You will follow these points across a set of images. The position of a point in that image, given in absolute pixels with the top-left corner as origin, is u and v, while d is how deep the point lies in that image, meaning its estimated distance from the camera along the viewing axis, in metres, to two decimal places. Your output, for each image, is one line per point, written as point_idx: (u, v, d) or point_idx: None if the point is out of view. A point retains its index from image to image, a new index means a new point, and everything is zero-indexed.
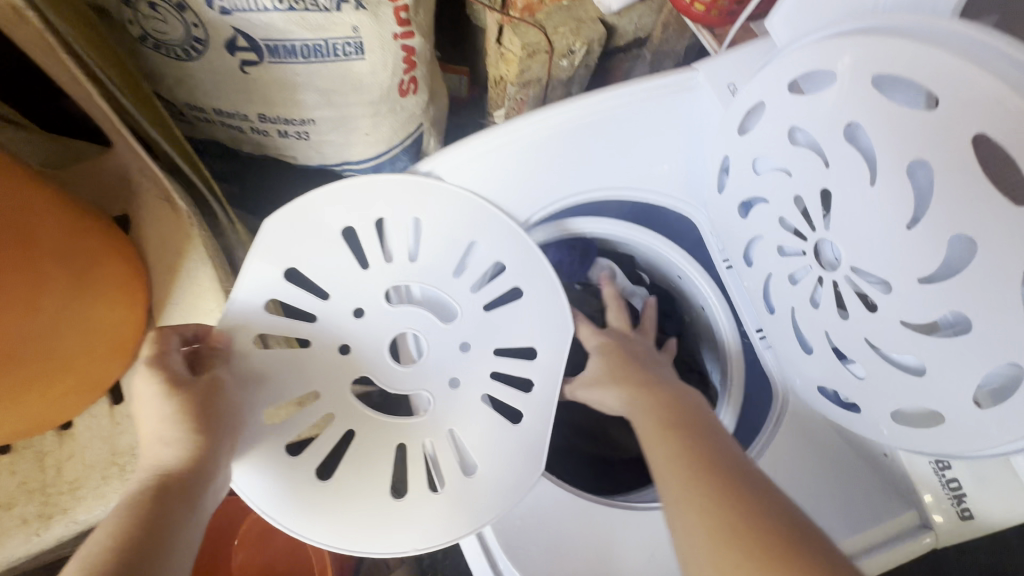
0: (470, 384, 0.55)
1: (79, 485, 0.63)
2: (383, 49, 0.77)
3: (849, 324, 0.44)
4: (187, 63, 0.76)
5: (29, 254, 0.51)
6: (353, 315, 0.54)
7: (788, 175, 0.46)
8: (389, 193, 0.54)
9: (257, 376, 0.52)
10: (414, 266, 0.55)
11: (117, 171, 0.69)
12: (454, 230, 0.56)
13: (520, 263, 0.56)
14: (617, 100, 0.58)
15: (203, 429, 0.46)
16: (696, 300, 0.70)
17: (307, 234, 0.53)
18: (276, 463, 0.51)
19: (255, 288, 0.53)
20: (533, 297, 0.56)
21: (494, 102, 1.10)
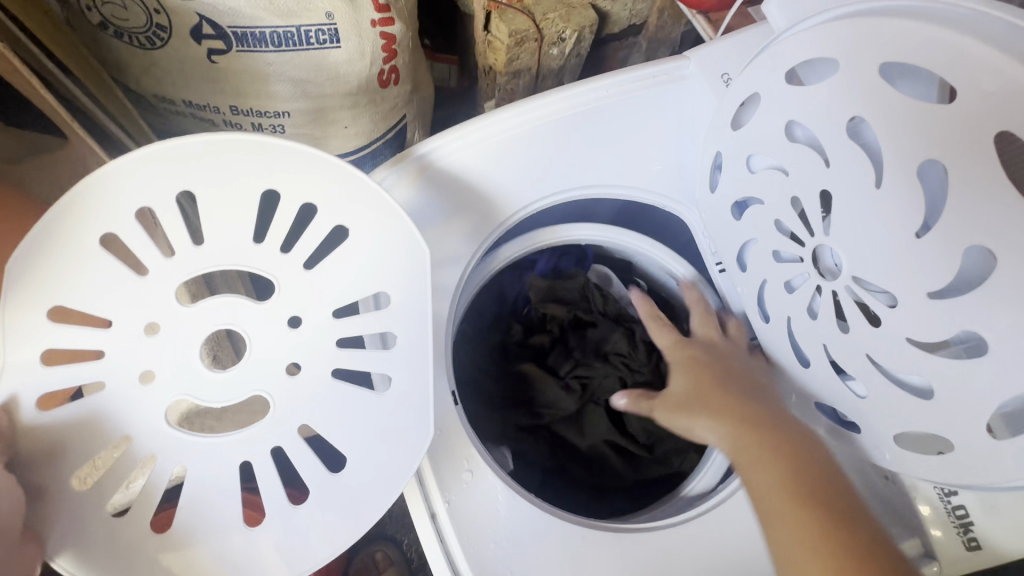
0: (310, 367, 0.45)
1: None
2: (360, 36, 0.73)
3: (850, 338, 0.40)
4: (152, 52, 0.72)
5: None
6: (146, 333, 0.43)
7: (785, 174, 0.42)
8: (151, 180, 0.41)
9: (46, 450, 0.42)
10: (217, 250, 0.43)
11: (75, 167, 0.65)
12: (241, 194, 0.43)
13: (326, 194, 0.44)
14: (602, 92, 0.54)
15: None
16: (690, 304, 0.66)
17: (63, 262, 0.41)
18: (91, 532, 0.42)
19: (32, 343, 0.41)
20: (380, 271, 0.46)
21: (483, 92, 1.05)
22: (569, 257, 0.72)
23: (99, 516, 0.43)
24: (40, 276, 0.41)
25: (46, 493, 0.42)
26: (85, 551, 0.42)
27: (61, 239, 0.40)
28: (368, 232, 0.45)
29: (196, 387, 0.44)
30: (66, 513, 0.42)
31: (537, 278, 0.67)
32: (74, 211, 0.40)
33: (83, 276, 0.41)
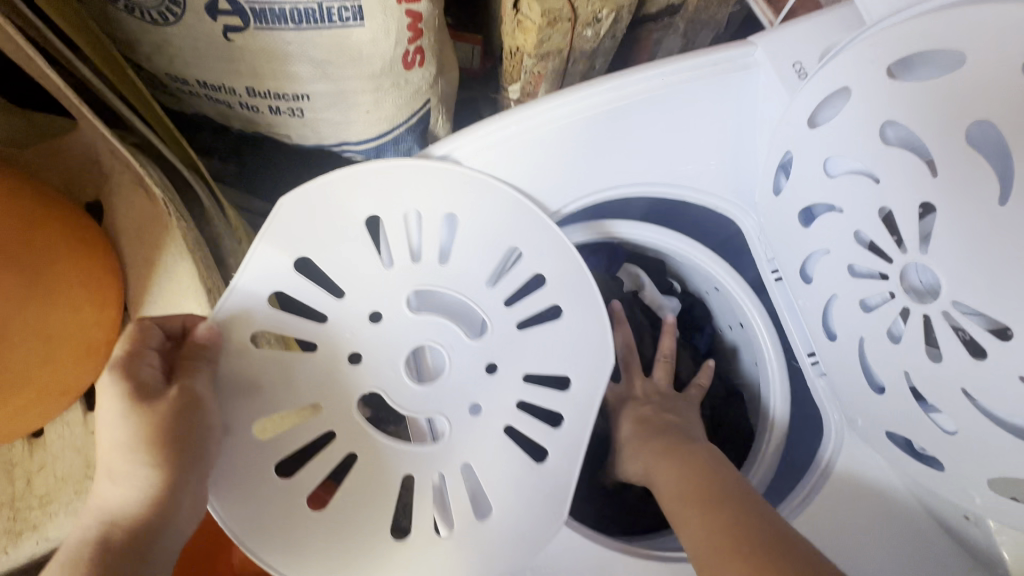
0: (478, 358, 0.52)
1: (50, 500, 0.58)
2: (385, 14, 0.67)
3: (944, 370, 0.36)
4: (164, 28, 0.68)
5: None
6: (369, 319, 0.50)
7: (875, 182, 0.37)
8: (419, 182, 0.50)
9: (248, 386, 0.49)
10: (445, 268, 0.50)
11: (85, 152, 0.62)
12: (491, 231, 0.51)
13: (545, 247, 0.52)
14: (660, 80, 0.50)
15: (162, 459, 0.45)
16: (736, 315, 0.62)
17: (315, 217, 0.49)
18: (261, 488, 0.49)
19: (258, 277, 0.49)
20: (575, 317, 0.53)
21: (509, 75, 0.99)
22: (601, 253, 0.67)
23: (264, 469, 0.49)
24: (292, 230, 0.49)
25: (234, 431, 0.49)
26: (240, 498, 0.49)
27: (336, 203, 0.49)
28: (570, 288, 0.53)
29: (387, 385, 0.50)
30: (247, 457, 0.49)
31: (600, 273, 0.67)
32: (367, 188, 0.49)
33: (332, 237, 0.49)
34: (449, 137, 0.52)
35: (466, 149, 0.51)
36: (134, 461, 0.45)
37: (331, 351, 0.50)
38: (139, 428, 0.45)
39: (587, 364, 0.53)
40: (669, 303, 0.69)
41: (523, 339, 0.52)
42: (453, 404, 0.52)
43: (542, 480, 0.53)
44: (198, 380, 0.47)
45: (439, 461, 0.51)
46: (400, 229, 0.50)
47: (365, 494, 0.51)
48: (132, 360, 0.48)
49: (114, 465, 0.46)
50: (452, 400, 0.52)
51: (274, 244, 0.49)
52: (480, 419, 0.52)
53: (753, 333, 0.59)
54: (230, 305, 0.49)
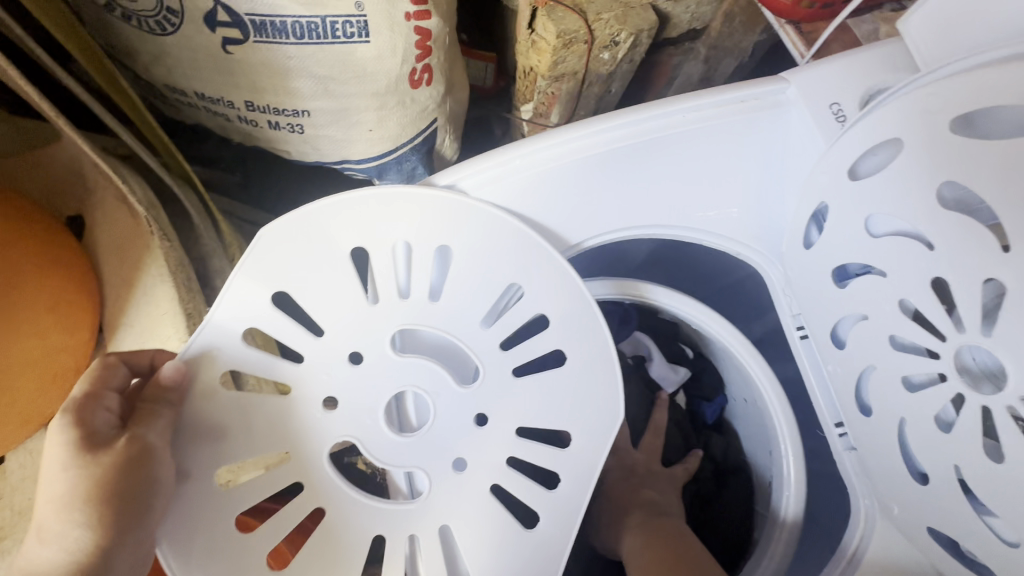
0: (467, 409, 0.47)
1: (4, 536, 0.54)
2: (391, 31, 0.65)
3: (1004, 471, 0.31)
4: (161, 38, 0.65)
5: None
6: (350, 360, 0.46)
7: (928, 248, 0.32)
8: (415, 215, 0.46)
9: (214, 431, 0.45)
10: (435, 306, 0.47)
11: (69, 164, 0.59)
12: (486, 269, 0.47)
13: (547, 287, 0.48)
14: (680, 116, 0.46)
15: (101, 517, 0.41)
16: (744, 389, 0.58)
17: (301, 247, 0.45)
18: (218, 542, 0.44)
19: (236, 312, 0.45)
20: (578, 368, 0.48)
21: (521, 96, 0.96)
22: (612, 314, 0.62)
23: (224, 519, 0.45)
24: (275, 264, 0.45)
25: (194, 479, 0.45)
26: (194, 551, 0.44)
27: (321, 237, 0.45)
28: (573, 335, 0.48)
29: (371, 437, 0.46)
30: (204, 504, 0.44)
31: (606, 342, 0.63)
32: (351, 218, 0.45)
33: (311, 271, 0.45)
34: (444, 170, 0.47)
35: (466, 180, 0.47)
36: (68, 520, 0.40)
37: (309, 396, 0.46)
38: (81, 481, 0.41)
39: (586, 425, 0.48)
40: (676, 376, 0.64)
41: (513, 391, 0.48)
42: (439, 459, 0.47)
43: (534, 546, 0.48)
44: (154, 429, 0.43)
45: (417, 524, 0.47)
46: (390, 264, 0.46)
47: (336, 556, 0.46)
48: (87, 403, 0.43)
49: (47, 522, 0.41)
50: (439, 454, 0.47)
51: (253, 280, 0.45)
52: (468, 477, 0.47)
53: (766, 411, 0.54)
54: (200, 343, 0.45)
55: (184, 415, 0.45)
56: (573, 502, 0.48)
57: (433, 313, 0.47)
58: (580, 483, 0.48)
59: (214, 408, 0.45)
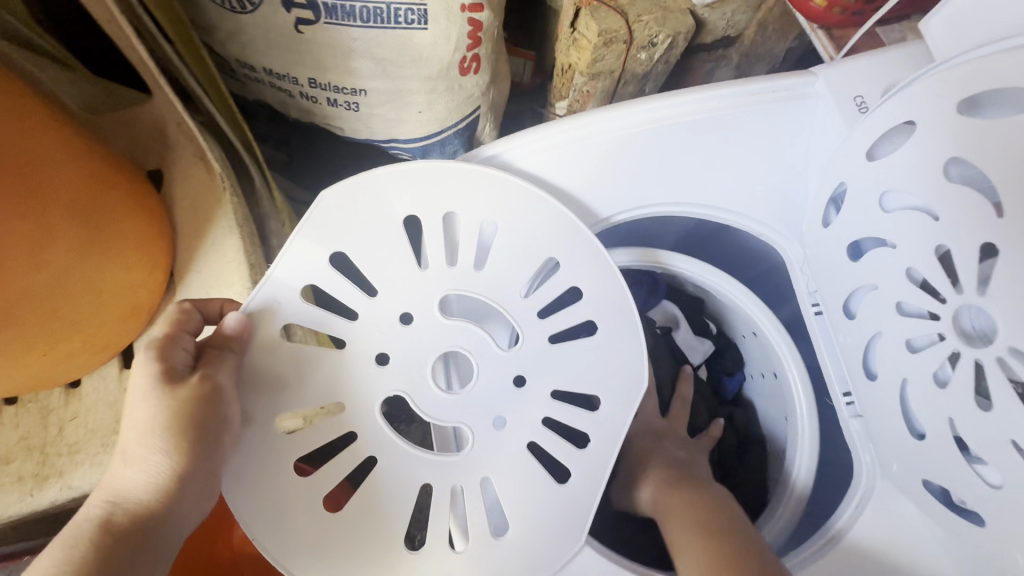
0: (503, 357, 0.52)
1: (78, 449, 0.59)
2: (448, 21, 0.71)
3: (992, 420, 0.35)
4: (240, 16, 0.71)
5: (44, 204, 0.45)
6: (400, 321, 0.51)
7: (933, 219, 0.36)
8: (465, 192, 0.51)
9: (275, 376, 0.50)
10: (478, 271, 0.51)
11: (153, 123, 0.66)
12: (529, 248, 0.51)
13: (583, 266, 0.52)
14: (715, 103, 0.50)
15: (179, 445, 0.46)
16: (769, 363, 0.61)
17: (361, 214, 0.50)
18: (274, 482, 0.49)
19: (295, 269, 0.50)
20: (608, 333, 0.53)
21: (557, 92, 1.02)
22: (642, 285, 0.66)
23: (281, 463, 0.50)
24: (335, 225, 0.50)
25: (256, 421, 0.50)
26: (254, 489, 0.49)
27: (379, 202, 0.51)
28: (603, 306, 0.53)
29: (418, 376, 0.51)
30: (263, 447, 0.50)
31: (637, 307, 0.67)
32: (406, 190, 0.51)
33: (373, 225, 0.50)
34: (500, 138, 0.52)
35: (517, 150, 0.52)
36: (151, 446, 0.46)
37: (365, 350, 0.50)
38: (161, 410, 0.46)
39: (614, 384, 0.53)
40: (700, 346, 0.69)
41: (546, 352, 0.52)
42: (482, 420, 0.51)
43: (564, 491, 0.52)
44: (222, 370, 0.48)
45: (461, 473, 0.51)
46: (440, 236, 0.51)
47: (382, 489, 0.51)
48: (166, 343, 0.49)
49: (129, 447, 0.47)
50: (480, 400, 0.52)
51: (314, 240, 0.50)
52: (505, 439, 0.52)
53: (788, 386, 0.57)
54: (262, 298, 0.50)
55: (246, 359, 0.50)
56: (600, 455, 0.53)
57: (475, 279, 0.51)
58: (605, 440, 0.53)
59: (275, 356, 0.50)
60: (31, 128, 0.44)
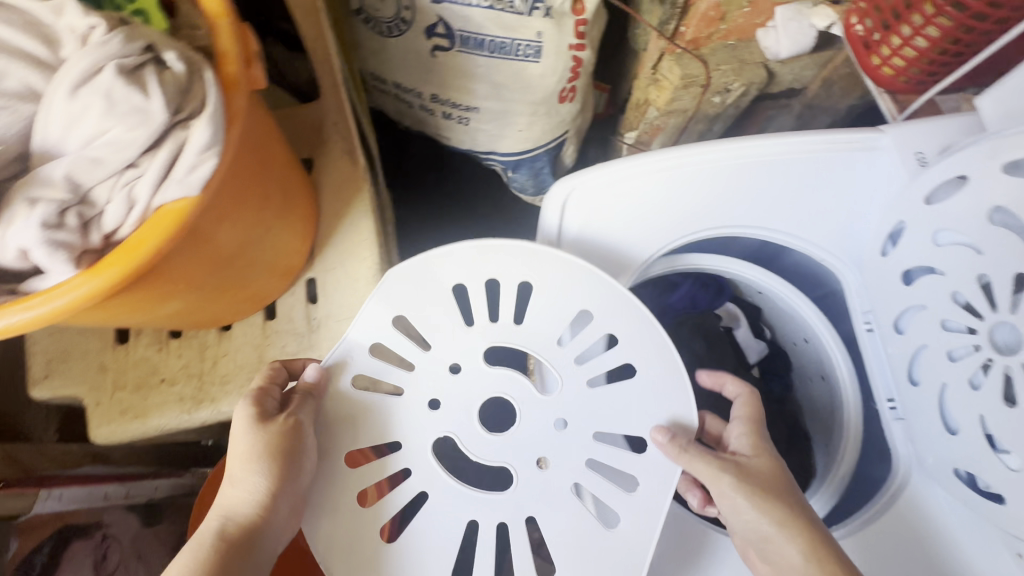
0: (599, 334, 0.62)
1: (229, 381, 0.72)
2: (557, 56, 0.84)
3: (1015, 414, 0.44)
4: (387, 38, 0.85)
5: (269, 186, 0.56)
6: (450, 370, 0.61)
7: (977, 254, 0.46)
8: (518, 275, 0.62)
9: (348, 419, 0.60)
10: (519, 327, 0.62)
11: (314, 120, 0.79)
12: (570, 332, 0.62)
13: (630, 343, 0.62)
14: (796, 146, 0.61)
15: (275, 471, 0.54)
16: (819, 366, 0.70)
17: (426, 291, 0.62)
18: (343, 510, 0.59)
19: (363, 329, 0.62)
20: (656, 391, 0.61)
21: (629, 123, 1.16)
22: (710, 289, 0.76)
23: (348, 494, 0.59)
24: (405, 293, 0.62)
25: (331, 456, 0.60)
26: (326, 514, 0.58)
27: (433, 280, 0.63)
28: (656, 371, 0.62)
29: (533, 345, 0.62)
30: (334, 480, 0.59)
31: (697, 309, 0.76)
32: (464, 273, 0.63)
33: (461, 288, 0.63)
34: (607, 162, 0.63)
35: (627, 169, 0.63)
36: (249, 471, 0.54)
37: (418, 394, 0.61)
38: (258, 442, 0.55)
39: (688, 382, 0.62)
40: (756, 345, 0.78)
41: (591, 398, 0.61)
42: (525, 460, 0.60)
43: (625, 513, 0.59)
44: (304, 410, 0.58)
45: (526, 489, 0.59)
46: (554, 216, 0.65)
47: (461, 496, 0.59)
48: (264, 392, 0.59)
49: (231, 474, 0.55)
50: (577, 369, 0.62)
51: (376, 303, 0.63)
52: (550, 477, 0.59)
53: (836, 389, 0.67)
54: (336, 355, 0.62)
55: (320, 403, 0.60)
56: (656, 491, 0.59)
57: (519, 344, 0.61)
58: (663, 475, 0.60)
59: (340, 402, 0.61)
60: (265, 131, 0.53)
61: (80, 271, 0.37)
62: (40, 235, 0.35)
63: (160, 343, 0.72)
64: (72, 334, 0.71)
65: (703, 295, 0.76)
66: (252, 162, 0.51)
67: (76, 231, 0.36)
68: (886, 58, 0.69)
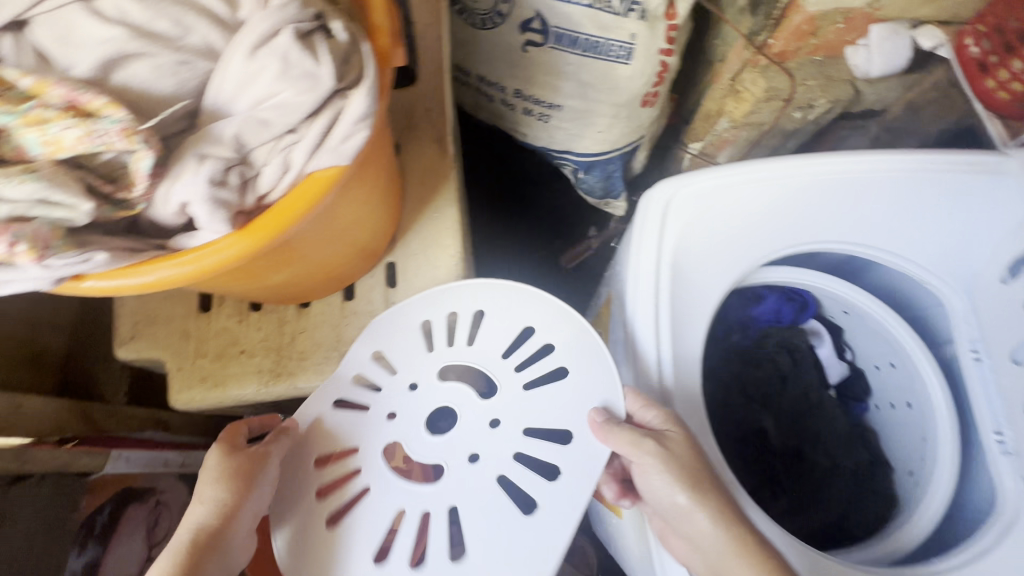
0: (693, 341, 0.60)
1: (306, 357, 0.72)
2: (646, 59, 0.83)
3: None
4: (478, 30, 0.86)
5: (384, 171, 0.56)
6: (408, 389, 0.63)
7: None
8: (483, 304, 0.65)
9: (319, 434, 0.62)
10: (473, 351, 0.64)
11: (406, 104, 0.78)
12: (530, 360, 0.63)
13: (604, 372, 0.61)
14: (914, 163, 0.60)
15: (236, 487, 0.56)
16: (906, 393, 0.68)
17: (393, 326, 0.65)
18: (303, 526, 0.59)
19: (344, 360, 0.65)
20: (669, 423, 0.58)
21: (696, 133, 1.14)
22: (794, 304, 0.73)
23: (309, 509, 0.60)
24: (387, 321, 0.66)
25: (296, 476, 0.61)
26: (287, 531, 0.59)
27: (399, 320, 0.65)
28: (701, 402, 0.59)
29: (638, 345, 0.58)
30: (295, 498, 0.60)
31: (776, 326, 0.73)
32: (428, 304, 0.66)
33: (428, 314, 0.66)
34: (716, 167, 0.61)
35: (737, 174, 0.61)
36: (212, 489, 0.55)
37: (380, 406, 0.63)
38: (225, 465, 0.57)
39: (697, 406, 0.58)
40: (837, 367, 0.74)
41: (528, 404, 0.61)
42: (454, 455, 0.60)
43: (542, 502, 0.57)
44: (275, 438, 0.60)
45: (451, 484, 0.59)
46: (658, 219, 0.61)
47: (391, 484, 0.59)
48: (233, 431, 0.60)
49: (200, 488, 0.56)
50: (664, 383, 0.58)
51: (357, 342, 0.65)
52: (476, 471, 0.59)
53: (929, 416, 0.65)
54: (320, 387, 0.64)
55: (298, 432, 0.62)
56: (582, 483, 0.57)
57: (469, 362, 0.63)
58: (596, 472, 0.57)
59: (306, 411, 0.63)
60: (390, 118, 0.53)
61: (233, 231, 0.38)
62: (206, 191, 0.35)
63: (240, 314, 0.73)
64: (158, 296, 0.71)
65: (789, 312, 0.73)
66: (379, 144, 0.51)
67: (235, 190, 0.37)
68: (1003, 82, 0.70)
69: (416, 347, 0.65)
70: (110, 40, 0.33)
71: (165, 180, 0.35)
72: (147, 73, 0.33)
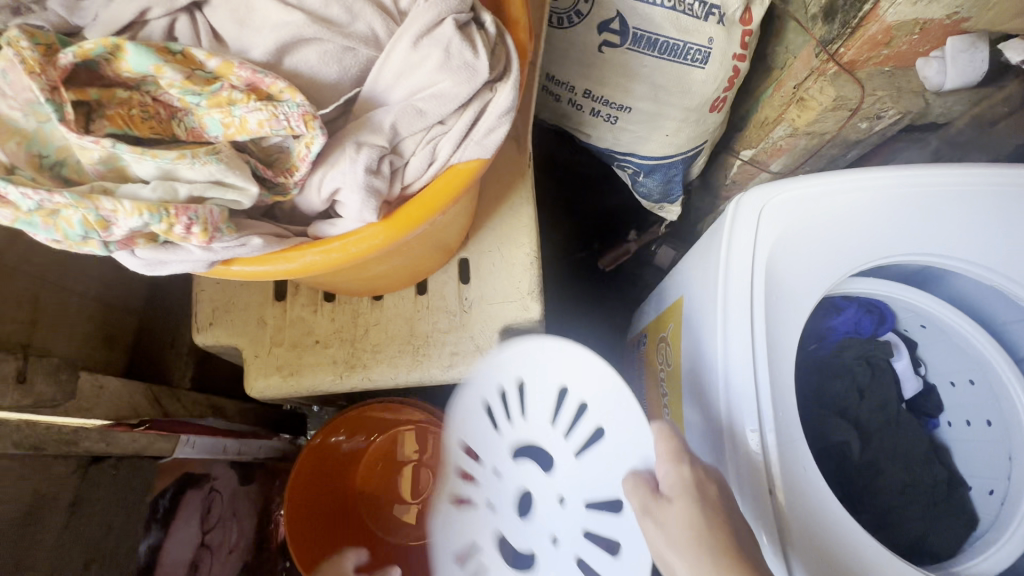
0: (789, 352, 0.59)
1: (379, 349, 0.71)
2: (721, 64, 0.82)
3: None
4: (554, 29, 0.85)
5: None
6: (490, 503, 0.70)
7: None
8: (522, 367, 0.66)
9: (449, 548, 0.71)
10: (528, 422, 0.66)
11: None
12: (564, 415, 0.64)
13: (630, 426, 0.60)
14: (1005, 176, 0.61)
15: None
16: (987, 410, 0.68)
17: (467, 413, 0.69)
18: None
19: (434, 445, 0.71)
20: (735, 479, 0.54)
21: (749, 140, 1.12)
22: (873, 316, 0.73)
23: None
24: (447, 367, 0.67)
25: None
26: None
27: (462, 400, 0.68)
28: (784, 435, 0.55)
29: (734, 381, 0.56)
30: None
31: (854, 337, 0.73)
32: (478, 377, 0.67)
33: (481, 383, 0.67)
34: (815, 173, 0.60)
35: (834, 183, 0.60)
36: None
37: (482, 497, 0.70)
38: None
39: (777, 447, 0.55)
40: (913, 383, 0.72)
41: (582, 470, 0.63)
42: (541, 540, 0.65)
43: None
44: None
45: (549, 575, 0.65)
46: (752, 224, 0.60)
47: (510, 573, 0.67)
48: None
49: None
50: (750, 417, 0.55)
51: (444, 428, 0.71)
52: (561, 555, 0.64)
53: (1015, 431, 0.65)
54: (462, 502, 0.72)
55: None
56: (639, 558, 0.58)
57: (532, 437, 0.67)
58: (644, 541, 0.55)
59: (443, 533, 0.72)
60: None
61: (379, 220, 0.41)
62: (363, 177, 0.39)
63: (314, 303, 0.72)
64: (234, 285, 0.72)
65: (867, 324, 0.73)
66: None
67: (385, 179, 0.41)
68: None
69: (478, 424, 0.69)
70: (288, 25, 0.40)
71: (326, 167, 0.41)
72: (316, 59, 0.41)
